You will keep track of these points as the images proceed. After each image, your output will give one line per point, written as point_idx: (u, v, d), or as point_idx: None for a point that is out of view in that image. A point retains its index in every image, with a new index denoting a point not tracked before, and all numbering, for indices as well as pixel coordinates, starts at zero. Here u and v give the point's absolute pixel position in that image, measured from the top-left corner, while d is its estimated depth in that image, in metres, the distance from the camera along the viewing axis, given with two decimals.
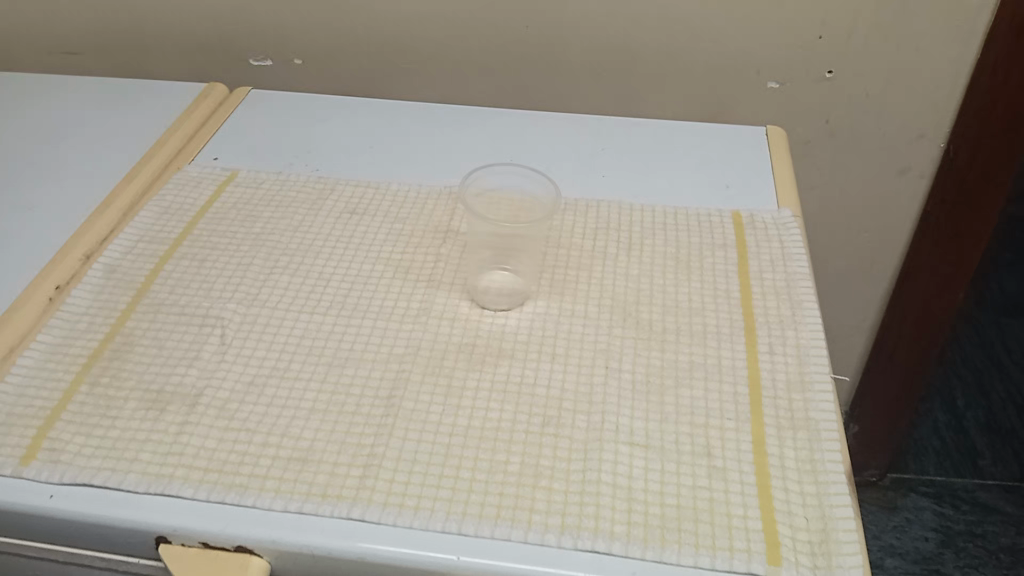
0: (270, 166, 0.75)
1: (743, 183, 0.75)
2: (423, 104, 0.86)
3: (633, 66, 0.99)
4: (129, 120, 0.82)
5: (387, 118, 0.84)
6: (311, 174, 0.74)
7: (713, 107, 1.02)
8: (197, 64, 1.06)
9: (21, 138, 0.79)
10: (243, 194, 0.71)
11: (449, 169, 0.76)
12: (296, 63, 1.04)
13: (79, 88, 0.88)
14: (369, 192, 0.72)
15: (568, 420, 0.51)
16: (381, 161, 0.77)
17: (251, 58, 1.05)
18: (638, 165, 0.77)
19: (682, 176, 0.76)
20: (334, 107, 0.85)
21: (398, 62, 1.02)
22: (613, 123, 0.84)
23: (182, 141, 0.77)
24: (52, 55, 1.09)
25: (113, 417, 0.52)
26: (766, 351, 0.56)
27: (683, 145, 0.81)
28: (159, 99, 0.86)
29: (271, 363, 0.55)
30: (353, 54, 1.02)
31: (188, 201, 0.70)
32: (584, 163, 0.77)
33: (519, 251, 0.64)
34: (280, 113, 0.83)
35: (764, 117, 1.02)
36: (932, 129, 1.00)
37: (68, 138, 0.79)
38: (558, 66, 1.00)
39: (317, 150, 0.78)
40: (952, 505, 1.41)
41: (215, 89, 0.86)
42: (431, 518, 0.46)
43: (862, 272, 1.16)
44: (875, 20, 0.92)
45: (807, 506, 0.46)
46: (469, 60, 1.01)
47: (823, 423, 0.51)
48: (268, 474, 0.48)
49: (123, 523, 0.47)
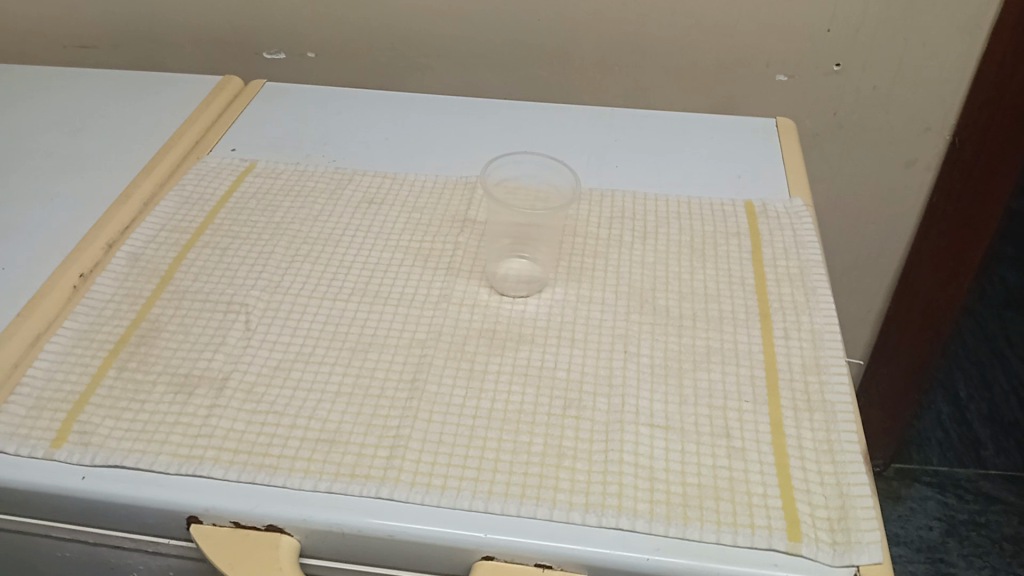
0: (287, 157, 0.76)
1: (754, 173, 0.76)
2: (436, 96, 0.87)
3: (643, 59, 1.00)
4: (146, 112, 0.83)
5: (401, 110, 0.85)
6: (329, 164, 0.75)
7: (721, 100, 1.03)
8: (210, 57, 1.07)
9: (40, 130, 0.80)
10: (262, 184, 0.72)
11: (464, 160, 0.77)
12: (309, 56, 1.05)
13: (95, 81, 0.89)
14: (386, 181, 0.73)
15: (588, 402, 0.52)
16: (396, 153, 0.78)
17: (265, 52, 1.05)
18: (650, 156, 0.78)
19: (694, 166, 0.77)
20: (349, 99, 0.86)
21: (410, 55, 1.03)
22: (625, 115, 0.85)
23: (199, 133, 0.78)
24: (66, 48, 1.09)
25: (142, 400, 0.53)
26: (782, 335, 0.57)
27: (694, 136, 0.82)
28: (175, 92, 0.87)
29: (296, 348, 0.56)
30: (365, 47, 1.03)
31: (208, 191, 0.71)
32: (597, 154, 0.78)
33: (539, 240, 0.65)
34: (295, 105, 0.84)
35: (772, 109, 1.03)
36: (938, 122, 1.01)
37: (86, 129, 0.80)
38: (568, 59, 1.01)
39: (333, 141, 0.79)
40: (955, 495, 1.40)
41: (230, 81, 0.87)
42: (458, 496, 0.47)
43: (868, 264, 1.17)
44: (884, 14, 0.93)
45: (825, 485, 0.47)
46: (480, 53, 1.02)
47: (838, 405, 0.52)
48: (296, 455, 0.49)
49: (156, 502, 0.48)
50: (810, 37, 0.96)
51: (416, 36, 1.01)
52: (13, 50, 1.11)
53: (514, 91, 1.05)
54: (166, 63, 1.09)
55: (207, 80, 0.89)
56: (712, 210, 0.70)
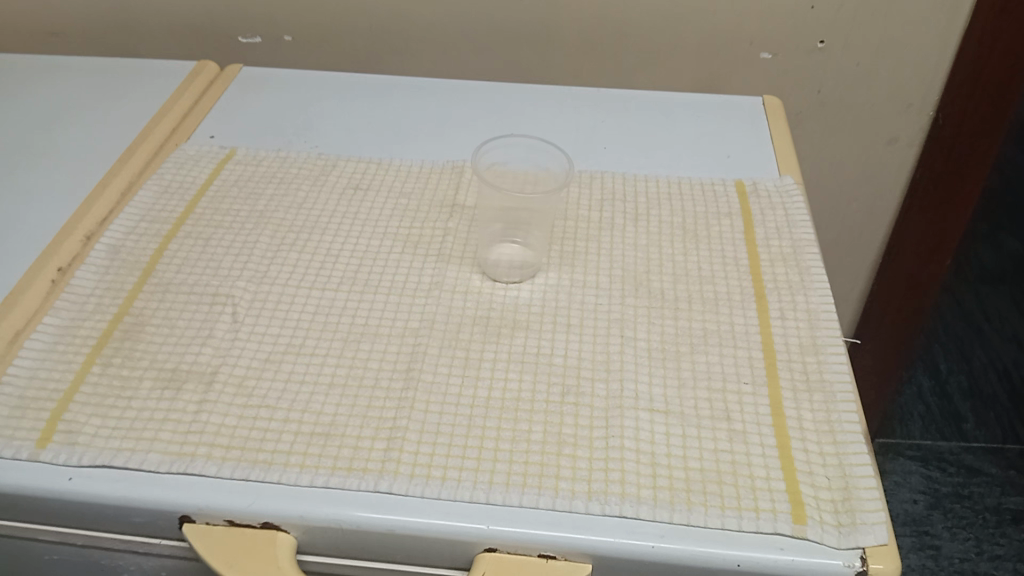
0: (268, 144, 0.74)
1: (743, 152, 0.75)
2: (418, 79, 0.86)
3: (626, 39, 0.99)
4: (120, 100, 0.81)
5: (383, 94, 0.83)
6: (312, 150, 0.73)
7: (705, 79, 1.02)
8: (184, 42, 1.04)
9: (10, 120, 0.77)
10: (244, 172, 0.70)
11: (450, 144, 0.75)
12: (286, 40, 1.03)
13: (65, 69, 0.86)
14: (371, 167, 0.71)
15: (587, 388, 0.51)
16: (380, 137, 0.76)
17: (240, 36, 1.03)
18: (638, 137, 0.78)
19: (682, 147, 0.76)
20: (329, 84, 0.84)
21: (390, 37, 1.01)
22: (611, 96, 0.84)
23: (176, 120, 0.76)
24: (33, 36, 1.06)
25: (129, 397, 0.51)
26: (778, 316, 0.57)
27: (681, 116, 0.81)
28: (150, 78, 0.84)
29: (286, 340, 0.55)
30: (343, 30, 1.01)
31: (188, 180, 0.69)
32: (585, 136, 0.77)
33: (528, 221, 0.64)
34: (274, 90, 0.82)
35: (756, 87, 1.03)
36: (921, 98, 1.01)
37: (59, 119, 0.78)
38: (551, 39, 0.99)
39: (315, 127, 0.77)
40: (938, 467, 1.44)
41: (206, 67, 0.84)
42: (458, 488, 0.46)
43: (852, 243, 1.17)
44: None
45: (827, 466, 0.47)
46: (461, 35, 1.00)
47: (837, 385, 0.52)
48: (291, 450, 0.48)
49: (148, 503, 0.46)
50: (794, 14, 0.95)
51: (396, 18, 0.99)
52: None
53: (496, 73, 1.04)
54: (139, 49, 1.06)
55: (182, 66, 0.86)
56: (702, 190, 0.70)
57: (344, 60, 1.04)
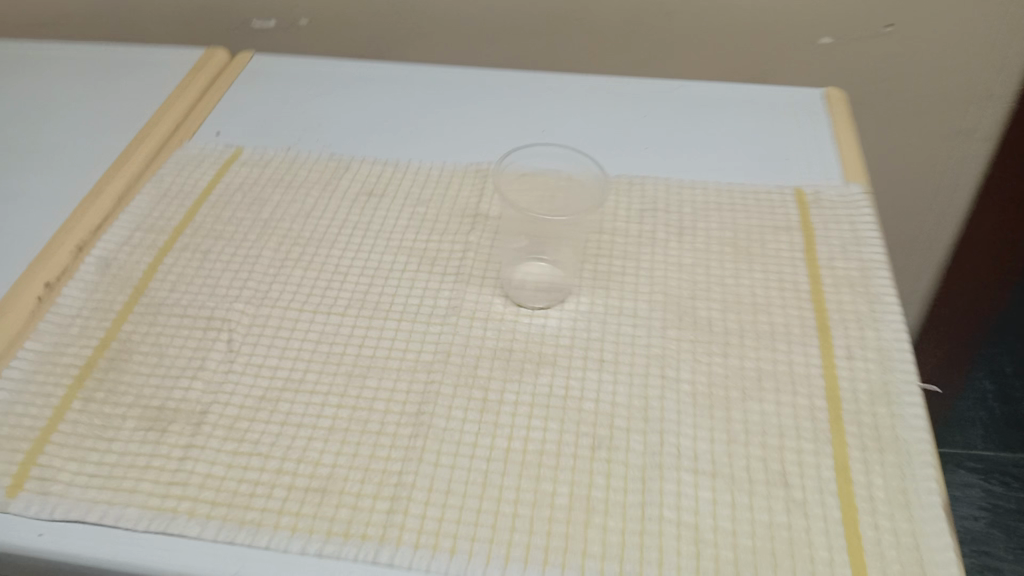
0: (278, 142, 0.68)
1: (802, 154, 0.67)
2: (442, 69, 0.79)
3: (671, 22, 0.90)
4: (124, 92, 0.75)
5: (404, 86, 0.76)
6: (324, 150, 0.67)
7: (758, 66, 0.94)
8: (198, 30, 0.99)
9: (7, 115, 0.72)
10: (249, 174, 0.64)
11: (475, 143, 0.69)
12: (303, 24, 0.96)
13: (69, 58, 0.81)
14: (387, 170, 0.65)
15: (621, 443, 0.45)
16: (398, 135, 0.70)
17: (253, 20, 0.96)
18: (683, 135, 0.70)
19: (733, 147, 0.68)
20: (347, 75, 0.77)
21: (414, 23, 0.94)
22: (654, 88, 0.76)
23: (181, 115, 0.70)
24: (42, 23, 1.01)
25: (110, 439, 0.46)
26: (843, 355, 0.50)
27: (732, 110, 0.73)
28: (156, 69, 0.79)
29: (285, 374, 0.49)
30: (366, 15, 0.94)
31: (188, 184, 0.63)
32: (623, 134, 0.70)
33: (558, 238, 0.57)
34: (287, 81, 0.76)
35: (814, 74, 0.94)
36: (1000, 86, 0.91)
37: (57, 114, 0.73)
38: (589, 24, 0.92)
39: (329, 123, 0.71)
40: (1001, 482, 1.33)
41: (215, 56, 0.78)
42: (469, 563, 0.40)
43: (915, 244, 1.08)
44: None
45: (901, 546, 0.40)
46: (490, 20, 0.93)
47: (913, 444, 0.45)
48: (283, 508, 0.42)
49: (120, 566, 0.41)
50: None
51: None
52: None
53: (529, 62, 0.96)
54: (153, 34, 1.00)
55: (191, 54, 0.81)
56: (756, 199, 0.62)
57: (367, 46, 0.97)
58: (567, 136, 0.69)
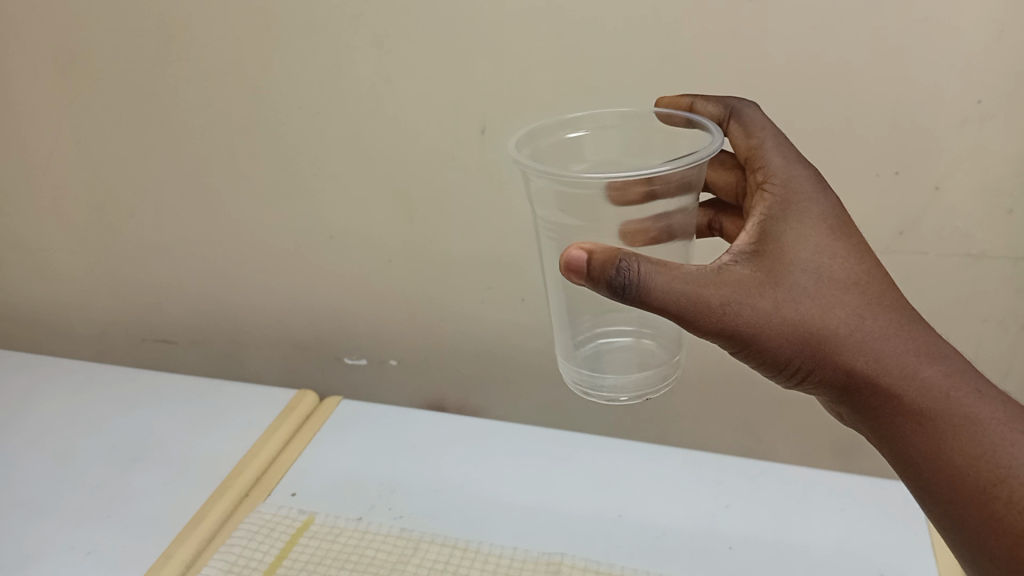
0: (350, 509, 0.69)
1: (898, 567, 0.61)
2: (519, 429, 0.79)
3: (748, 405, 0.90)
4: (209, 438, 0.79)
5: (482, 440, 0.77)
6: (392, 522, 0.68)
7: (844, 444, 0.89)
8: (293, 358, 1.04)
9: (91, 463, 0.76)
10: (315, 551, 0.64)
11: (543, 525, 0.67)
12: (392, 364, 1.00)
13: (166, 393, 0.87)
14: (456, 556, 0.63)
15: None
16: (470, 510, 0.69)
17: (346, 357, 1.02)
18: (775, 531, 0.65)
19: (827, 548, 0.63)
20: (426, 429, 0.79)
21: (496, 372, 0.96)
22: (742, 465, 0.73)
23: (261, 469, 0.74)
24: (146, 341, 1.09)
25: None
26: None
27: (825, 501, 0.68)
28: (248, 410, 0.82)
29: None
30: (446, 366, 0.98)
31: (256, 554, 0.64)
32: (705, 524, 0.66)
33: (644, 171, 0.48)
34: (372, 431, 0.79)
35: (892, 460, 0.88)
36: None
37: (142, 461, 0.76)
38: (670, 395, 0.92)
39: (402, 488, 0.72)
40: None
41: (303, 399, 0.83)
42: None
43: None
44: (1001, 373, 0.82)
45: None
46: (556, 379, 0.94)
47: None
48: None
49: None
50: None
51: (449, 399, 1.01)
52: (87, 351, 1.12)
53: (616, 422, 0.97)
54: (243, 360, 1.07)
55: (279, 395, 0.85)
56: None
57: (443, 387, 1.00)
58: (647, 521, 0.67)
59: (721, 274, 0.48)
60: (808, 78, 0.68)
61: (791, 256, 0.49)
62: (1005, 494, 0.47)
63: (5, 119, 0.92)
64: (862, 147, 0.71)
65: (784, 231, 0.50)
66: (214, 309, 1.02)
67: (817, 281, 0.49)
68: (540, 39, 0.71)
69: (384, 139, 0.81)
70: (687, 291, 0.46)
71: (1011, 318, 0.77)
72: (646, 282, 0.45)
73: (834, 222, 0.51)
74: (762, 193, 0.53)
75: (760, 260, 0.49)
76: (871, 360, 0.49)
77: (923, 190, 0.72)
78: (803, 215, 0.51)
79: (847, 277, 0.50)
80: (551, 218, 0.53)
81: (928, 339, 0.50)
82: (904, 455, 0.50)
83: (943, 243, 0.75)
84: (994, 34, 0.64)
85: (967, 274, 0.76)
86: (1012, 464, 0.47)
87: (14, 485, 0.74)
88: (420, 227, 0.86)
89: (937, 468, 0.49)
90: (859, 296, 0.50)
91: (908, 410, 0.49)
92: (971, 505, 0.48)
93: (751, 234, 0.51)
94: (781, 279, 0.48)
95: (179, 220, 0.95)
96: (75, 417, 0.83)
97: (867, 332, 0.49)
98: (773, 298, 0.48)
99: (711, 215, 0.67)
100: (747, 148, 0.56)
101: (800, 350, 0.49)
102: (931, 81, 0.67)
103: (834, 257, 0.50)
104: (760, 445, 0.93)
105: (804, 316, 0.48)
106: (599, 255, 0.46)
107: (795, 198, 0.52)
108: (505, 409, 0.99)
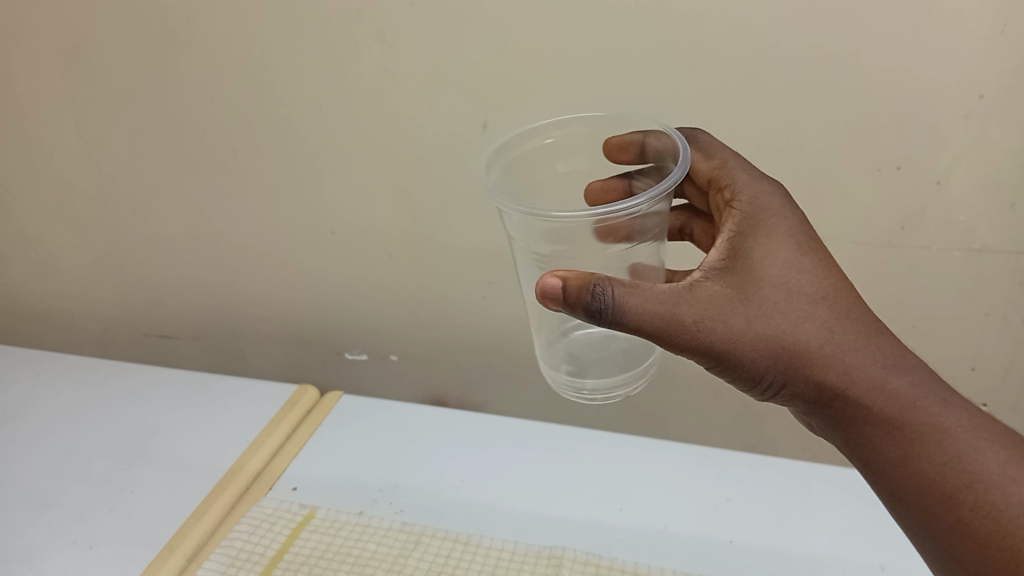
0: (349, 504, 0.69)
1: (899, 561, 0.62)
2: (522, 424, 0.79)
3: (748, 402, 0.90)
4: (207, 433, 0.79)
5: (485, 433, 0.77)
6: (393, 516, 0.68)
7: None
8: (293, 352, 1.05)
9: (92, 456, 0.76)
10: (317, 545, 0.64)
11: (543, 519, 0.67)
12: (393, 358, 1.01)
13: (169, 387, 0.86)
14: (460, 548, 0.63)
15: None
16: (474, 506, 0.69)
17: (348, 351, 1.03)
18: (776, 525, 0.65)
19: (830, 543, 0.63)
20: (428, 423, 0.79)
21: (498, 367, 0.97)
22: (744, 458, 0.73)
23: (262, 463, 0.74)
24: (147, 336, 1.10)
25: None
26: None
27: (826, 495, 0.68)
28: (253, 404, 0.82)
29: None
30: (448, 360, 0.98)
31: (259, 548, 0.64)
32: (707, 519, 0.66)
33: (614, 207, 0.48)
34: (373, 425, 0.79)
35: None
36: None
37: (146, 455, 0.76)
38: (671, 391, 0.92)
39: (402, 483, 0.72)
40: None
41: (304, 394, 0.83)
42: None
43: None
44: (1003, 366, 0.83)
45: None
46: None
47: None
48: None
49: None
50: (953, 375, 0.85)
51: (450, 393, 1.02)
52: (90, 346, 1.13)
53: (615, 418, 0.98)
54: (244, 354, 1.08)
55: (279, 389, 0.85)
56: None
57: (446, 380, 1.01)
58: (648, 517, 0.67)
59: (693, 292, 0.49)
60: (811, 71, 0.68)
61: (761, 271, 0.50)
62: (972, 500, 0.46)
63: (5, 116, 0.92)
64: (866, 141, 0.71)
65: (754, 247, 0.51)
66: (214, 304, 1.03)
67: (786, 295, 0.49)
68: (542, 33, 0.71)
69: (386, 134, 0.81)
70: (658, 310, 0.47)
71: (1014, 312, 0.78)
72: (618, 304, 0.46)
73: (803, 237, 0.52)
74: (731, 210, 0.54)
75: (731, 277, 0.50)
76: (843, 373, 0.49)
77: (925, 184, 0.72)
78: (771, 230, 0.52)
79: (816, 290, 0.50)
80: (533, 246, 0.53)
81: (898, 349, 0.50)
82: (880, 467, 0.50)
83: (944, 238, 0.75)
84: (998, 28, 0.63)
85: (970, 267, 0.76)
86: (981, 470, 0.47)
87: (18, 479, 0.74)
88: (422, 223, 0.86)
89: (908, 476, 0.48)
90: (828, 309, 0.50)
91: (880, 422, 0.49)
92: (944, 515, 0.47)
93: (722, 250, 0.52)
94: (751, 294, 0.49)
95: (179, 217, 0.95)
96: (79, 411, 0.83)
97: (838, 346, 0.49)
98: (745, 314, 0.49)
99: (683, 220, 0.67)
100: (709, 170, 0.57)
101: (772, 365, 0.49)
102: (937, 76, 0.66)
103: (804, 271, 0.50)
104: (760, 442, 0.94)
105: (773, 330, 0.49)
106: (574, 281, 0.47)
107: (765, 214, 0.53)
108: (506, 403, 1.00)
